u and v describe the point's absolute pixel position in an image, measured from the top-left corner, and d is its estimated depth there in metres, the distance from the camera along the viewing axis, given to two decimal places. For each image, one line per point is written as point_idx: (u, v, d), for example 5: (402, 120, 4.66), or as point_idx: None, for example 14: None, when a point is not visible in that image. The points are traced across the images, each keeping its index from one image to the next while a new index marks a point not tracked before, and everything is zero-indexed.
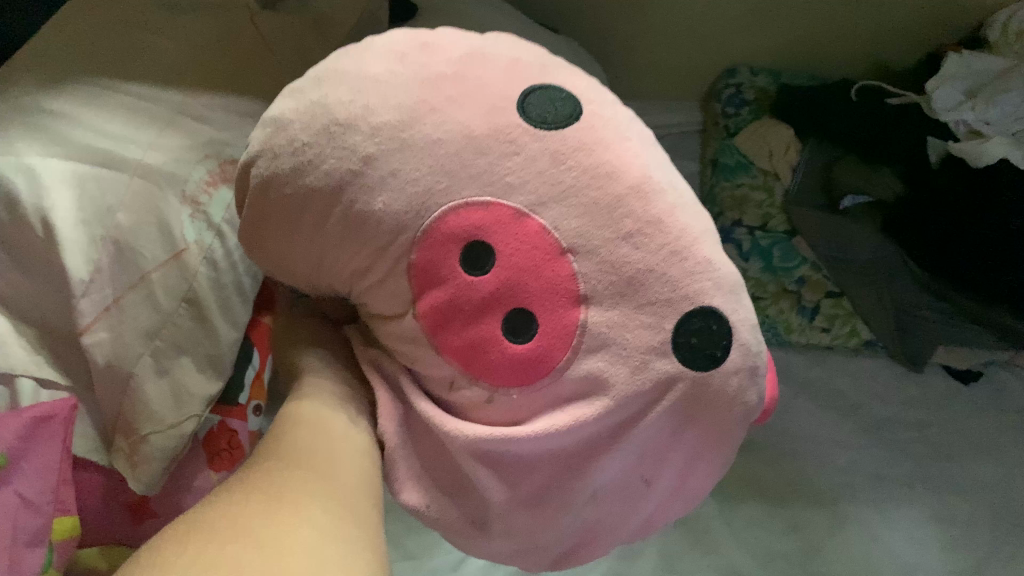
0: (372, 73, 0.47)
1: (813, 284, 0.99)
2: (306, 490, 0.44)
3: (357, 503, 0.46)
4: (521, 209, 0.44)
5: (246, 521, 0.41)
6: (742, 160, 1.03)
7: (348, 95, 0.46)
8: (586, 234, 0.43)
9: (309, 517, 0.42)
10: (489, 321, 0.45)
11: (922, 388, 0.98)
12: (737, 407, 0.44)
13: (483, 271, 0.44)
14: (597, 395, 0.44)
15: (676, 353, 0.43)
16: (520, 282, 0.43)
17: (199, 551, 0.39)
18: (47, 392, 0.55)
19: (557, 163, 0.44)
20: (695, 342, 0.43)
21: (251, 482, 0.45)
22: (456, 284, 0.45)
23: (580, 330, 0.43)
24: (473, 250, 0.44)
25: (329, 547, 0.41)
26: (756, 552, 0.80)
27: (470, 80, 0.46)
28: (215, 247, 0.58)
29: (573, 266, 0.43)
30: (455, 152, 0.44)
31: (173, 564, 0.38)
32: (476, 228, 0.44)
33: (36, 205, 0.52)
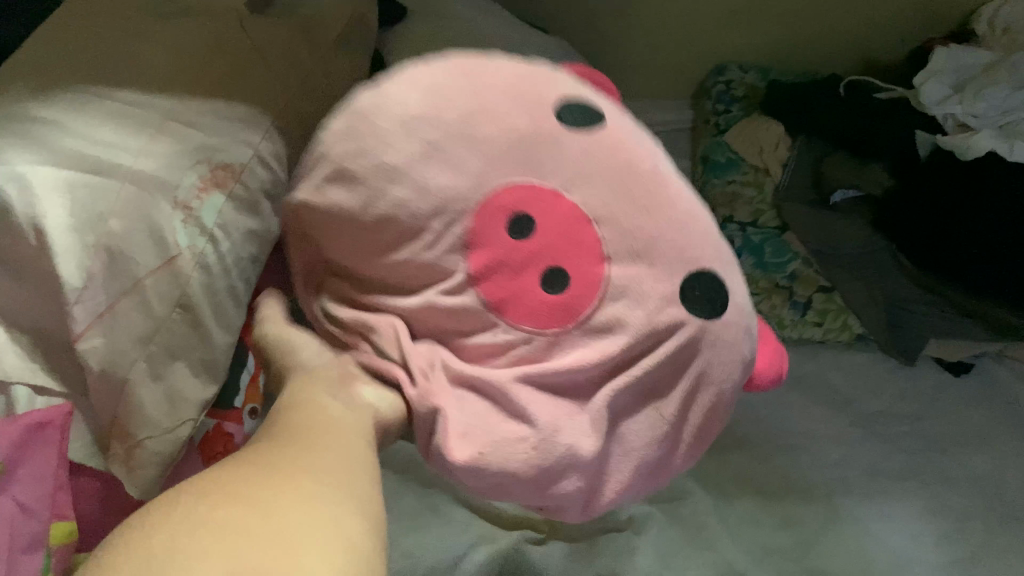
0: (423, 81, 0.52)
1: (804, 280, 0.98)
2: (306, 461, 0.40)
3: (357, 469, 0.42)
4: (555, 187, 0.49)
5: (243, 492, 0.36)
6: (733, 158, 1.05)
7: (399, 94, 0.51)
8: (609, 208, 0.49)
9: (309, 487, 0.38)
10: (524, 282, 0.48)
11: (915, 381, 0.98)
12: (736, 355, 0.48)
13: (518, 236, 0.48)
14: (620, 333, 0.47)
15: (682, 302, 0.47)
16: (552, 246, 0.48)
17: (193, 524, 0.33)
18: (41, 399, 0.55)
19: (585, 152, 0.50)
20: (698, 289, 0.48)
21: (245, 457, 0.41)
22: (493, 248, 0.49)
23: (605, 283, 0.47)
24: (515, 220, 0.48)
25: (335, 513, 0.37)
26: (753, 548, 0.79)
27: (505, 83, 0.52)
28: (208, 252, 0.58)
29: (597, 233, 0.48)
30: (496, 138, 0.49)
31: (165, 545, 0.32)
32: (515, 203, 0.49)
33: (28, 210, 0.52)
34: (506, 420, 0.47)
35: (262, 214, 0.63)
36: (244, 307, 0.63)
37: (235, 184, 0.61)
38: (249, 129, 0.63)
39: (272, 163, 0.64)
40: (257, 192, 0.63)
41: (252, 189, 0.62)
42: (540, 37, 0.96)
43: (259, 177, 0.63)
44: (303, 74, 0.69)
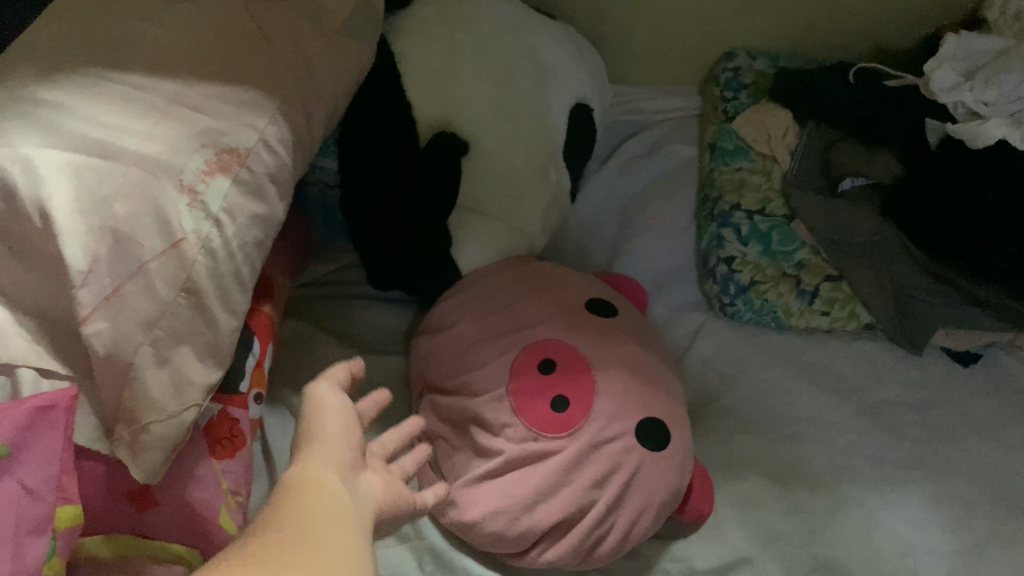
0: (472, 281, 0.84)
1: (813, 268, 0.96)
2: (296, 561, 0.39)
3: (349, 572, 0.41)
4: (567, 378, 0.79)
5: None
6: (740, 145, 1.04)
7: (454, 292, 0.84)
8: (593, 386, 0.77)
9: None
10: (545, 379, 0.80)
11: (924, 370, 0.94)
12: (639, 388, 0.74)
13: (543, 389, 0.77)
14: (571, 405, 0.72)
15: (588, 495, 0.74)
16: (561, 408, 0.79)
17: None
18: (46, 381, 0.57)
19: (559, 269, 0.85)
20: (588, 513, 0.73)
21: (239, 547, 0.41)
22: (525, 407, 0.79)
23: (575, 381, 0.74)
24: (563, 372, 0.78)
25: None
26: (756, 534, 0.78)
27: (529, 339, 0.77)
28: (214, 237, 0.57)
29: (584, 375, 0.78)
30: (502, 341, 0.78)
31: None
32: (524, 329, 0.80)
33: (33, 193, 0.53)
34: (479, 475, 0.72)
35: (267, 198, 0.62)
36: (249, 291, 0.62)
37: (240, 168, 0.59)
38: (255, 112, 0.62)
39: (275, 146, 0.63)
40: (262, 176, 0.61)
41: (257, 173, 0.61)
42: (549, 21, 0.95)
43: (264, 161, 0.61)
44: (309, 58, 0.68)
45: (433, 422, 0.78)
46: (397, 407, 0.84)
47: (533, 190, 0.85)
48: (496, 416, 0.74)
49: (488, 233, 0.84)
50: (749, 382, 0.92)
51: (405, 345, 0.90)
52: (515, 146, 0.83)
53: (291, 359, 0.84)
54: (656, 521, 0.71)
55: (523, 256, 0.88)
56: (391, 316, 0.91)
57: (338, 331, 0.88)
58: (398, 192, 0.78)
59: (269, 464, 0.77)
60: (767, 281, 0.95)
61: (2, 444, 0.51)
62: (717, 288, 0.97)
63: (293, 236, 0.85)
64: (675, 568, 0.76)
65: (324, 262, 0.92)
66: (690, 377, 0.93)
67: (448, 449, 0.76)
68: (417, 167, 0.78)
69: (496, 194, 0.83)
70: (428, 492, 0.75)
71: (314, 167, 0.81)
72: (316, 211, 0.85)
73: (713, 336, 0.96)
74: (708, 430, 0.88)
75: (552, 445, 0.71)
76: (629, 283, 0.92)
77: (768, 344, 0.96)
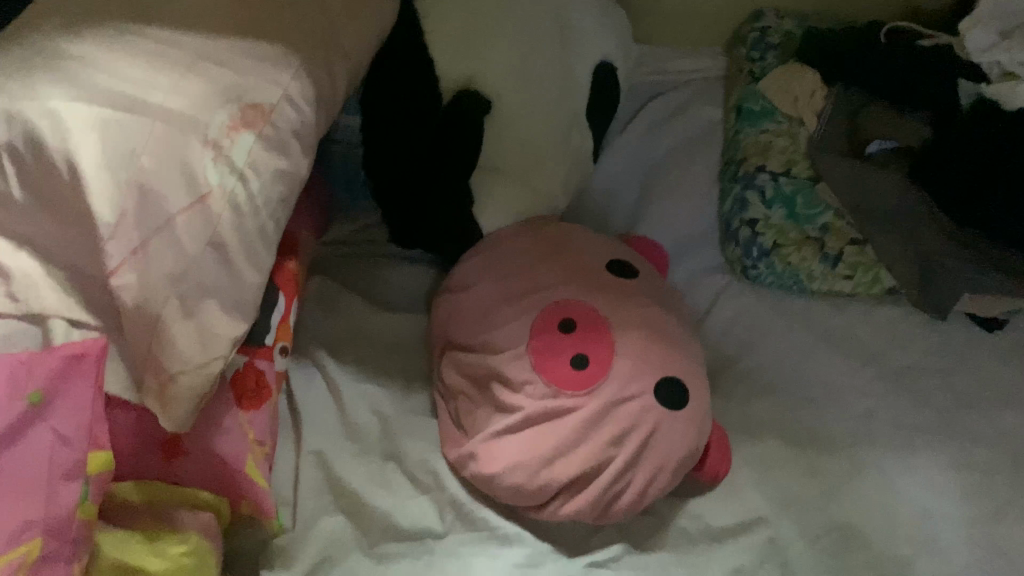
0: (491, 242, 0.83)
1: (836, 233, 0.94)
2: None
3: None
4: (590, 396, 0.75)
5: None
6: (767, 107, 1.02)
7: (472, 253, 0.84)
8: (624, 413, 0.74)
9: None
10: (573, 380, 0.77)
11: (948, 336, 0.93)
12: (659, 349, 0.75)
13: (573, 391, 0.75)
14: (592, 366, 0.73)
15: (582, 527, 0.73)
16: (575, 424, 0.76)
17: None
18: (78, 331, 0.59)
19: (580, 230, 0.85)
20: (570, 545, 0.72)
21: None
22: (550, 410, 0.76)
23: (596, 342, 0.74)
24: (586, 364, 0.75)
25: None
26: (772, 495, 0.79)
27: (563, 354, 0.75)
28: (239, 191, 0.58)
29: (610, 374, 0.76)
30: (523, 303, 0.78)
31: None
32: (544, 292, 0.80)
33: (62, 147, 0.54)
34: (499, 430, 0.73)
35: (291, 155, 0.62)
36: (274, 246, 0.62)
37: (264, 125, 0.60)
38: (280, 68, 0.62)
39: (300, 102, 0.63)
40: (285, 133, 0.61)
41: (281, 129, 0.61)
42: None
43: (287, 117, 0.61)
44: (333, 17, 0.68)
45: (453, 379, 0.79)
46: (418, 364, 0.85)
47: (552, 155, 0.85)
48: (516, 375, 0.74)
49: (505, 196, 0.83)
50: (769, 345, 0.92)
51: (426, 304, 0.90)
52: (535, 112, 0.83)
53: (314, 316, 0.85)
54: (673, 479, 0.72)
55: (542, 216, 0.86)
56: (414, 277, 0.91)
57: (362, 290, 0.90)
58: (421, 153, 0.79)
59: (292, 417, 0.78)
60: (790, 244, 0.93)
61: (36, 391, 0.53)
62: (739, 251, 0.95)
63: (316, 194, 0.85)
64: (692, 525, 0.76)
65: (346, 222, 0.93)
66: (710, 340, 0.93)
67: (467, 405, 0.77)
68: (441, 131, 0.78)
69: (517, 157, 0.83)
70: (449, 446, 0.76)
71: (338, 124, 0.82)
72: (340, 171, 0.87)
73: (734, 300, 0.96)
74: (728, 392, 0.88)
75: (571, 402, 0.72)
76: (653, 247, 0.92)
77: (788, 308, 0.95)
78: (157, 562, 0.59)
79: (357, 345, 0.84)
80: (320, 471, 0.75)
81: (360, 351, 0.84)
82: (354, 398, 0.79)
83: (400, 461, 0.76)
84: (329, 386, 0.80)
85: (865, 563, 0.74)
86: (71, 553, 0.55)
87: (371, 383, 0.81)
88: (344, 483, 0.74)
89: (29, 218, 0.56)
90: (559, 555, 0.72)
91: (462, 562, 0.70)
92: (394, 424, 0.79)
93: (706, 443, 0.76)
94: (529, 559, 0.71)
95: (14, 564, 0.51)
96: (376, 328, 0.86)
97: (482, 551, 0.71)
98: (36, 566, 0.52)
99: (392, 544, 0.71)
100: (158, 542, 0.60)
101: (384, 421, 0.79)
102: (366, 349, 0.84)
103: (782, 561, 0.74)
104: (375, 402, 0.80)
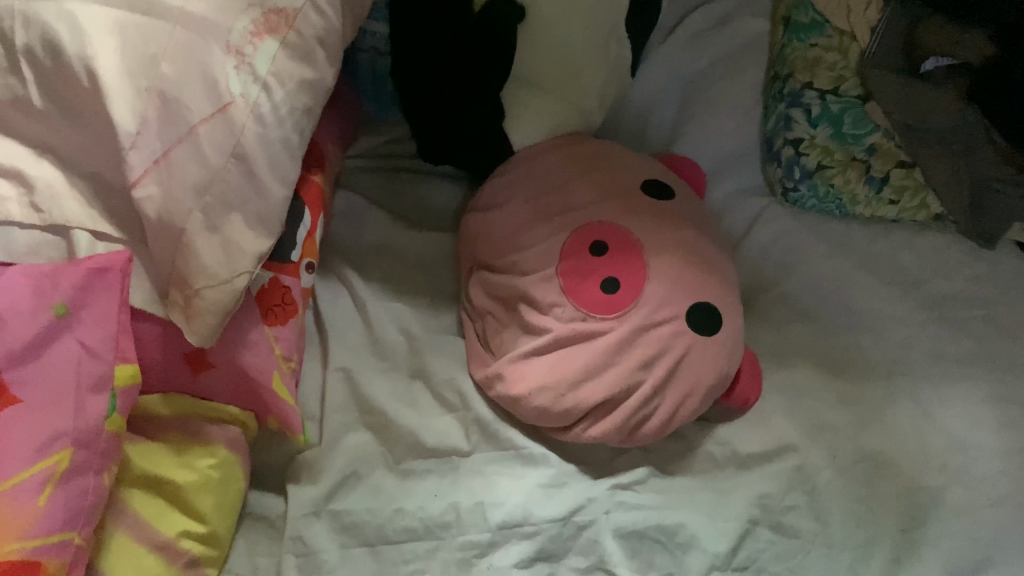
0: (525, 156, 0.82)
1: (884, 155, 0.89)
2: None
3: None
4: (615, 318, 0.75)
5: None
6: (817, 19, 0.90)
7: (505, 167, 0.83)
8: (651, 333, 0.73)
9: None
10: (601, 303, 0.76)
11: (994, 265, 0.90)
12: (692, 270, 0.73)
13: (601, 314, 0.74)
14: (623, 289, 0.71)
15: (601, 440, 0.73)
16: None
17: None
18: (102, 244, 0.58)
19: (615, 146, 0.82)
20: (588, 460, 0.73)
21: None
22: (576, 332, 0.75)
23: (628, 264, 0.72)
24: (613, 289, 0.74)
25: None
26: (802, 422, 0.77)
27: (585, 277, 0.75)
28: (262, 101, 0.56)
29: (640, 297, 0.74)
30: (554, 222, 0.76)
31: None
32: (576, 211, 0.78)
33: (80, 52, 0.53)
34: (527, 352, 0.72)
35: (316, 63, 0.59)
36: (299, 158, 0.61)
37: (289, 31, 0.57)
38: None
39: (326, 7, 0.60)
40: (310, 40, 0.58)
41: (306, 36, 0.58)
42: None
43: (312, 23, 0.58)
44: None
45: (481, 299, 0.78)
46: (446, 281, 0.84)
47: (592, 64, 0.79)
48: (545, 298, 0.73)
49: (542, 108, 0.81)
50: (807, 270, 0.89)
51: (456, 223, 0.89)
52: (573, 18, 0.75)
53: (342, 231, 0.84)
54: (702, 404, 0.71)
55: (578, 134, 0.85)
56: (444, 194, 0.90)
57: (390, 208, 0.87)
58: (451, 66, 0.76)
59: (319, 332, 0.78)
60: (834, 167, 0.90)
61: (59, 303, 0.53)
62: (781, 172, 0.93)
63: (343, 104, 0.83)
64: (720, 451, 0.75)
65: (374, 135, 0.91)
66: (746, 263, 0.91)
67: (494, 326, 0.76)
68: (472, 44, 0.74)
69: (552, 68, 0.78)
70: (476, 365, 0.76)
71: (364, 32, 0.79)
72: (366, 78, 0.84)
73: (773, 224, 0.93)
74: (760, 317, 0.86)
75: (600, 325, 0.70)
76: (691, 167, 0.89)
77: (828, 232, 0.92)
78: (185, 473, 0.63)
79: (384, 261, 0.83)
80: (347, 386, 0.75)
81: (388, 266, 0.82)
82: (381, 315, 0.78)
83: (426, 378, 0.76)
84: (357, 302, 0.79)
85: (893, 492, 0.73)
86: (100, 466, 0.55)
87: (398, 300, 0.80)
88: (371, 399, 0.73)
89: (50, 125, 0.56)
90: (584, 477, 0.72)
91: (487, 481, 0.70)
92: (421, 342, 0.78)
93: (737, 369, 0.75)
94: (554, 480, 0.71)
95: (43, 474, 0.51)
96: (405, 245, 0.84)
97: (507, 470, 0.71)
98: (66, 477, 0.53)
99: (417, 462, 0.71)
100: (187, 454, 0.64)
101: (412, 338, 0.78)
102: (394, 264, 0.83)
103: (809, 488, 0.73)
104: (402, 318, 0.79)
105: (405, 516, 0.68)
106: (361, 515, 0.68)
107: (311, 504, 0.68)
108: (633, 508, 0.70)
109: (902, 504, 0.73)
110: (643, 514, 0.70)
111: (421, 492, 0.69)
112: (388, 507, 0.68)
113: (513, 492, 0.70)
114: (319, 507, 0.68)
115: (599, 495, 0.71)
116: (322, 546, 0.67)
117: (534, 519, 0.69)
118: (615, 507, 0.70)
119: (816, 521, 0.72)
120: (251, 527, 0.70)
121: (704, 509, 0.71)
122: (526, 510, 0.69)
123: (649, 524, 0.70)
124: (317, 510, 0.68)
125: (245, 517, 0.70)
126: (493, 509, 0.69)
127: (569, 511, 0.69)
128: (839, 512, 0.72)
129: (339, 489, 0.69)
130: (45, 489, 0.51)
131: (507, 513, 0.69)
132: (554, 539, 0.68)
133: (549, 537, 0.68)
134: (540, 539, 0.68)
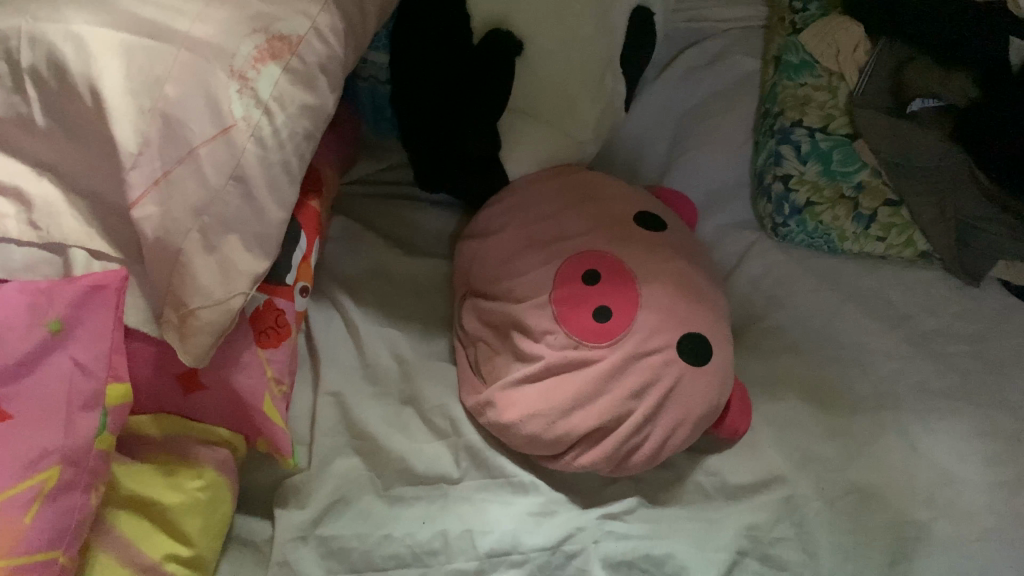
0: (525, 179, 0.84)
1: (872, 191, 0.90)
2: None
3: None
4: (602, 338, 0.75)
5: None
6: (807, 59, 0.92)
7: (504, 193, 0.84)
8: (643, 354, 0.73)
9: None
10: None
11: (980, 302, 0.91)
12: (682, 300, 0.73)
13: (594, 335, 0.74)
14: (619, 319, 0.72)
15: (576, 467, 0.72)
16: None
17: None
18: (98, 263, 0.59)
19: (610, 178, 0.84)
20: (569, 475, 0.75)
21: None
22: None
23: (623, 295, 0.73)
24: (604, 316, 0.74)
25: None
26: (791, 454, 0.78)
27: None
28: (264, 125, 0.57)
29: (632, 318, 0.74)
30: (550, 252, 0.77)
31: None
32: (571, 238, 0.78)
33: (84, 72, 0.54)
34: (519, 379, 0.73)
35: (318, 89, 0.60)
36: (299, 181, 0.61)
37: (292, 57, 0.58)
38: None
39: (328, 34, 0.60)
40: (314, 66, 0.59)
41: (309, 63, 0.59)
42: None
43: (315, 50, 0.59)
44: None
45: (473, 325, 0.79)
46: (439, 307, 0.84)
47: (586, 95, 0.79)
48: (541, 328, 0.73)
49: (534, 140, 0.82)
50: (795, 304, 0.90)
51: (449, 250, 0.89)
52: (571, 50, 0.75)
53: (336, 254, 0.84)
54: (691, 435, 0.71)
55: (572, 165, 0.86)
56: (439, 220, 0.91)
57: (384, 233, 0.88)
58: (450, 89, 0.77)
59: (311, 355, 0.78)
60: (821, 204, 0.91)
61: (54, 319, 0.54)
62: (771, 207, 0.93)
63: (342, 130, 0.84)
64: (709, 482, 0.76)
65: (371, 161, 0.91)
66: (736, 296, 0.92)
67: (486, 351, 0.77)
68: (468, 71, 0.75)
69: (545, 99, 0.79)
70: (467, 391, 0.76)
71: (363, 61, 0.81)
72: (366, 104, 0.85)
73: (763, 256, 0.94)
74: (749, 349, 0.87)
75: (592, 353, 0.71)
76: (682, 201, 0.90)
77: (816, 265, 0.94)
78: (175, 496, 0.62)
79: (378, 286, 0.83)
80: (338, 410, 0.75)
81: (380, 291, 0.83)
82: (373, 340, 0.79)
83: (418, 404, 0.76)
84: (349, 326, 0.80)
85: (880, 525, 0.74)
86: (87, 484, 0.55)
87: (390, 325, 0.81)
88: (362, 424, 0.73)
89: (51, 144, 0.56)
90: (574, 506, 0.72)
91: (476, 508, 0.70)
92: (413, 366, 0.78)
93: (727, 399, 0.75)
94: (543, 508, 0.72)
95: (31, 491, 0.51)
96: (398, 271, 0.85)
97: (497, 498, 0.72)
98: (53, 495, 0.52)
99: (406, 488, 0.71)
100: (177, 476, 0.63)
101: (403, 362, 0.79)
102: (387, 290, 0.83)
103: (798, 520, 0.73)
104: (394, 343, 0.80)
105: (392, 542, 0.68)
106: (348, 541, 0.68)
107: (299, 528, 0.68)
108: (621, 538, 0.70)
109: (889, 537, 0.73)
110: (632, 544, 0.70)
111: (410, 518, 0.69)
112: (376, 532, 0.68)
113: (502, 519, 0.70)
114: (306, 532, 0.68)
115: (588, 524, 0.71)
116: (308, 570, 0.66)
117: (522, 548, 0.69)
118: (604, 536, 0.70)
119: (804, 554, 0.72)
120: (238, 550, 0.69)
121: (691, 540, 0.71)
122: (515, 538, 0.69)
123: (637, 554, 0.69)
124: (305, 535, 0.68)
125: (232, 539, 0.70)
126: (482, 536, 0.69)
127: (558, 540, 0.69)
128: (827, 543, 0.72)
129: (327, 514, 0.69)
130: (33, 506, 0.51)
131: (495, 541, 0.68)
132: (542, 568, 0.68)
133: (536, 567, 0.68)
134: (528, 567, 0.68)
